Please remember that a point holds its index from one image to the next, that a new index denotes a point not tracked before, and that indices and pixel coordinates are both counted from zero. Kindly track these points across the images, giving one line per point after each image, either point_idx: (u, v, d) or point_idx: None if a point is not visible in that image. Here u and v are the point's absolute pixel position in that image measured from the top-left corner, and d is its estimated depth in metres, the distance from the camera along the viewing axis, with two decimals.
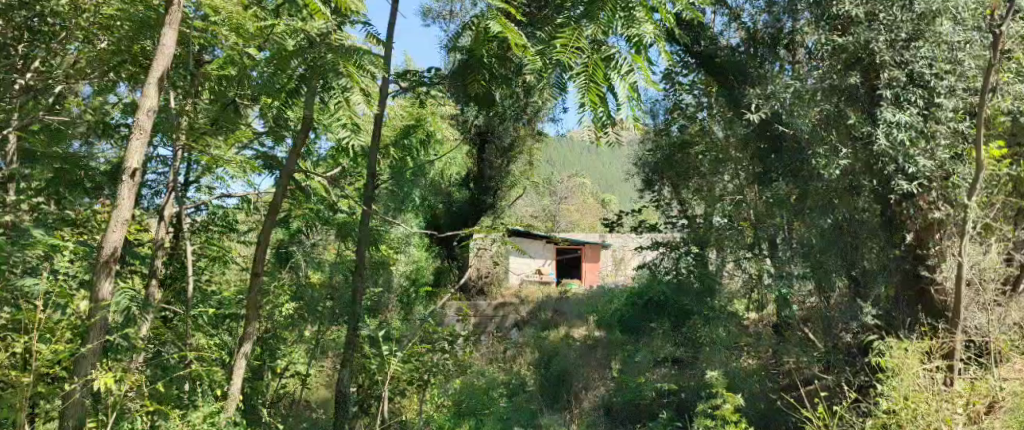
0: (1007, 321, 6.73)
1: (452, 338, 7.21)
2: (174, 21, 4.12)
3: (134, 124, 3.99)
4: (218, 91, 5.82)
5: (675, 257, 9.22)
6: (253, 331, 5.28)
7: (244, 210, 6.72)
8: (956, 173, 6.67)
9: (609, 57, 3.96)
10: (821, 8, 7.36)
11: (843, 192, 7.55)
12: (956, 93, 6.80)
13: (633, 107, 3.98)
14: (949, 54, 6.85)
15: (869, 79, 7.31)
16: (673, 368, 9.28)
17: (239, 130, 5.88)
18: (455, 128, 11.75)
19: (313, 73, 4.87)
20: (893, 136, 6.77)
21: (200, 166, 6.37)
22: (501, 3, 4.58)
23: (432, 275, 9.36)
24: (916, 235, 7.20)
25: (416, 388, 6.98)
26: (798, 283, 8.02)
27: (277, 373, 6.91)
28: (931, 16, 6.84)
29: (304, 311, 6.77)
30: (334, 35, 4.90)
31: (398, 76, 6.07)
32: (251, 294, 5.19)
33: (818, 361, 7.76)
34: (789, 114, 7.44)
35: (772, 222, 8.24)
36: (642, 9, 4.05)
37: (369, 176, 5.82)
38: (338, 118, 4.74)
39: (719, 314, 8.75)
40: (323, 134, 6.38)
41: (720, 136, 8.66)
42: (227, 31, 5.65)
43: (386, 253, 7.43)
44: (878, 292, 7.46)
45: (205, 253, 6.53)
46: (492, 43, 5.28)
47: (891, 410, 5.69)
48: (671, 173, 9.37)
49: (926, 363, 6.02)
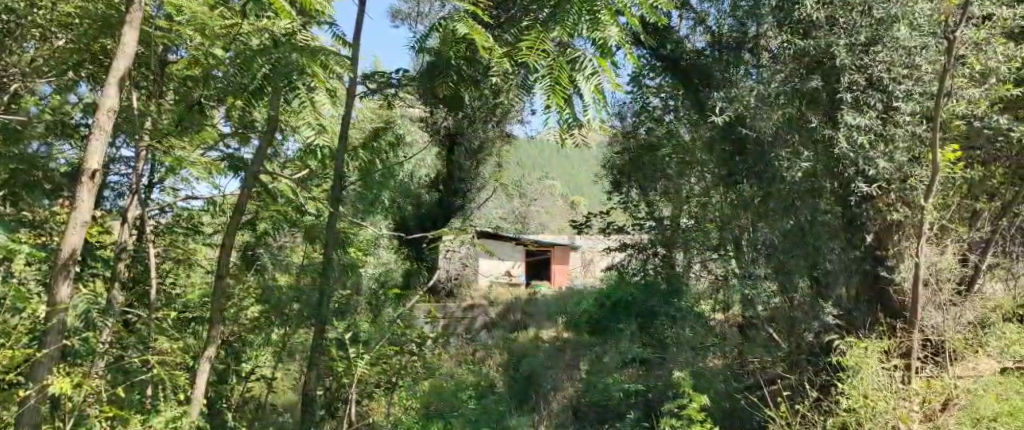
0: (963, 320, 6.90)
1: (422, 341, 7.19)
2: (136, 19, 4.05)
3: (93, 123, 3.92)
4: (181, 93, 5.91)
5: (642, 259, 9.29)
6: (218, 336, 5.36)
7: (210, 212, 6.63)
8: (914, 176, 6.85)
9: (574, 59, 4.00)
10: (785, 12, 7.54)
11: (805, 193, 7.64)
12: (913, 97, 6.90)
13: (598, 109, 4.02)
14: (907, 59, 6.98)
15: (831, 83, 7.37)
16: (641, 369, 8.47)
17: (204, 130, 5.90)
18: (424, 130, 11.80)
19: (277, 74, 4.84)
20: (853, 139, 6.98)
21: (164, 167, 6.22)
22: (467, 5, 4.69)
23: (401, 276, 9.16)
24: (877, 237, 7.56)
25: (385, 391, 7.00)
26: (765, 285, 8.09)
27: (244, 375, 6.92)
28: (890, 21, 7.04)
29: (271, 313, 6.58)
30: (300, 35, 5.05)
31: (365, 77, 5.93)
32: (216, 298, 5.28)
33: (780, 361, 8.01)
34: (752, 116, 7.63)
35: (737, 222, 8.40)
36: (607, 12, 3.99)
37: (336, 180, 5.92)
38: (304, 119, 5.06)
39: (687, 315, 8.57)
40: (290, 134, 6.19)
41: (686, 139, 8.52)
42: (192, 34, 5.32)
43: (355, 255, 7.39)
44: (840, 292, 7.81)
45: (171, 256, 6.52)
46: (461, 45, 5.16)
47: (851, 408, 5.85)
48: (639, 175, 9.16)
49: (883, 363, 6.16)
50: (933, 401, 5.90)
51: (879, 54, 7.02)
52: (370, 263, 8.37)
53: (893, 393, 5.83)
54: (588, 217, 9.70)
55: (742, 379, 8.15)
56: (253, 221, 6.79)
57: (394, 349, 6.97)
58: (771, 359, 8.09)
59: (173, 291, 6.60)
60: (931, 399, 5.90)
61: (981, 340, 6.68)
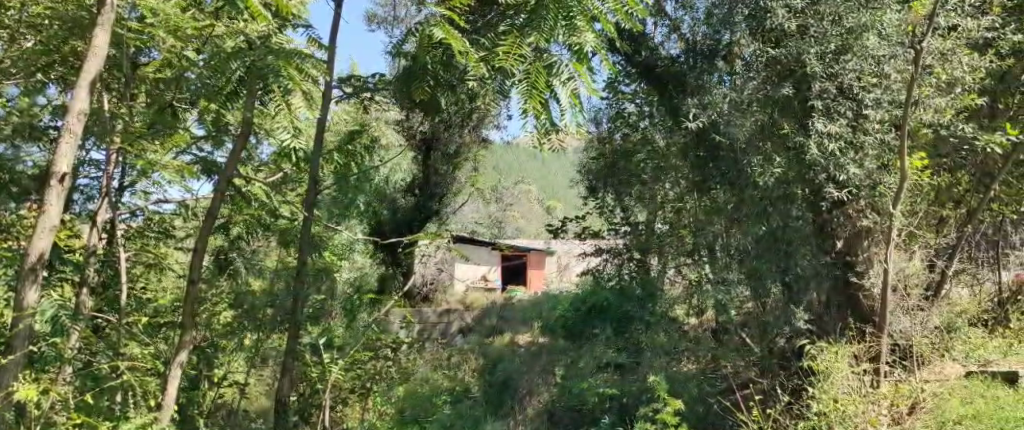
0: (929, 325, 6.92)
1: (396, 345, 7.73)
2: (108, 22, 3.96)
3: (63, 127, 3.84)
4: (155, 95, 5.86)
5: (618, 264, 9.19)
6: (190, 341, 5.13)
7: (182, 216, 6.60)
8: (882, 183, 7.12)
9: (550, 64, 4.01)
10: (757, 21, 7.59)
11: (775, 199, 7.75)
12: (882, 104, 7.13)
13: (575, 115, 4.05)
14: (876, 68, 7.17)
15: (802, 91, 7.51)
16: (615, 373, 8.25)
17: (177, 133, 5.80)
18: (400, 133, 11.74)
19: (251, 75, 4.77)
20: (824, 147, 7.10)
21: (134, 170, 6.09)
22: (444, 10, 4.76)
23: (376, 281, 9.10)
24: (846, 243, 7.85)
25: (359, 397, 7.47)
26: (737, 290, 8.18)
27: (216, 381, 6.85)
28: (859, 31, 7.16)
29: (244, 318, 6.66)
30: (274, 38, 4.83)
31: (341, 81, 5.95)
32: (188, 303, 5.13)
33: (753, 365, 8.18)
34: (726, 123, 7.69)
35: (711, 228, 8.38)
36: (582, 18, 4.00)
37: (313, 183, 5.93)
38: (281, 122, 5.01)
39: (660, 320, 8.49)
40: (265, 138, 6.17)
41: (661, 145, 8.52)
42: (164, 34, 5.27)
43: (329, 259, 7.37)
44: (811, 298, 7.98)
45: (141, 261, 6.54)
46: (437, 51, 5.23)
47: (821, 413, 5.88)
48: (615, 180, 9.10)
49: (852, 367, 6.24)
50: (901, 404, 5.95)
51: (849, 63, 7.19)
52: (346, 267, 8.31)
53: (862, 396, 5.95)
54: (563, 222, 9.78)
55: (715, 383, 8.21)
56: (227, 225, 6.68)
57: (369, 354, 7.47)
58: (745, 363, 8.22)
59: (143, 296, 6.58)
60: (899, 402, 5.96)
61: (947, 344, 6.87)
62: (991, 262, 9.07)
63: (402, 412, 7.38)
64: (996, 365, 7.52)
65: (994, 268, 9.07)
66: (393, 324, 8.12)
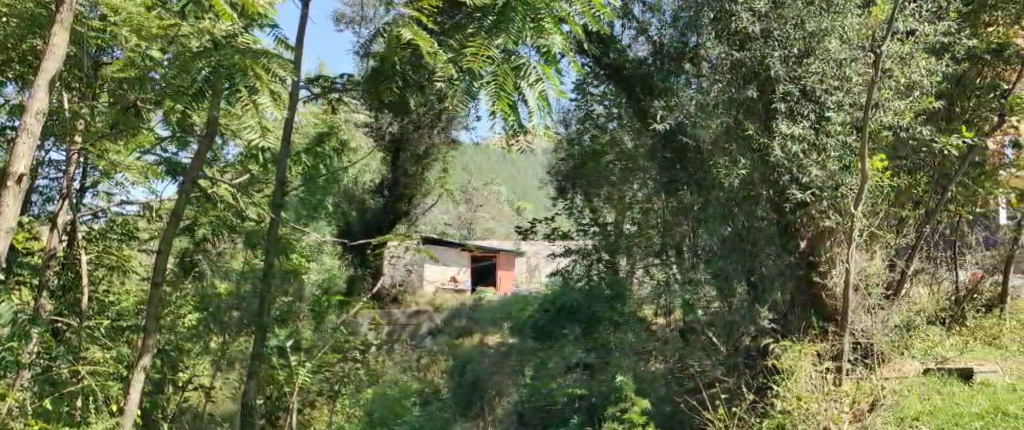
0: (889, 323, 7.07)
1: (365, 347, 7.69)
2: (67, 21, 3.78)
3: (21, 126, 3.70)
4: (118, 94, 5.67)
5: (587, 264, 9.13)
6: (153, 344, 4.96)
7: (146, 218, 6.55)
8: (844, 184, 7.14)
9: (519, 67, 4.01)
10: (723, 23, 7.74)
11: (742, 200, 7.90)
12: (843, 107, 7.19)
13: (542, 117, 4.04)
14: (836, 72, 7.23)
15: (766, 94, 7.55)
16: (585, 373, 8.29)
17: (141, 135, 5.71)
18: (369, 135, 11.69)
19: (217, 77, 4.56)
20: (788, 149, 7.17)
21: (97, 171, 6.17)
22: (412, 12, 4.77)
23: (344, 283, 9.07)
24: (810, 243, 7.80)
25: (327, 399, 7.22)
26: (703, 289, 8.41)
27: (181, 384, 6.77)
28: (821, 35, 7.24)
29: (210, 321, 6.57)
30: (240, 38, 4.66)
31: (310, 81, 5.86)
32: (151, 306, 4.92)
33: (720, 364, 8.14)
34: (692, 124, 7.75)
35: (679, 229, 8.57)
36: (550, 20, 4.05)
37: (278, 184, 5.84)
38: (248, 122, 4.87)
39: (628, 320, 8.57)
40: (231, 139, 6.13)
41: (629, 146, 8.66)
42: (127, 33, 5.29)
43: (296, 261, 7.30)
44: (776, 298, 8.03)
45: (104, 263, 6.40)
46: (404, 52, 5.24)
47: (785, 410, 6.06)
48: (584, 182, 9.21)
49: (816, 365, 6.34)
50: (861, 402, 6.04)
51: (812, 66, 7.24)
52: (314, 269, 8.27)
53: (826, 394, 6.01)
54: (533, 224, 9.79)
55: (682, 383, 8.20)
56: (192, 226, 6.76)
57: (337, 356, 7.35)
58: (710, 363, 8.20)
59: (106, 299, 6.44)
60: (860, 399, 6.05)
61: (905, 341, 7.10)
62: (949, 262, 9.26)
63: (370, 414, 7.48)
64: (954, 363, 7.81)
65: (953, 267, 9.24)
66: (361, 325, 8.06)
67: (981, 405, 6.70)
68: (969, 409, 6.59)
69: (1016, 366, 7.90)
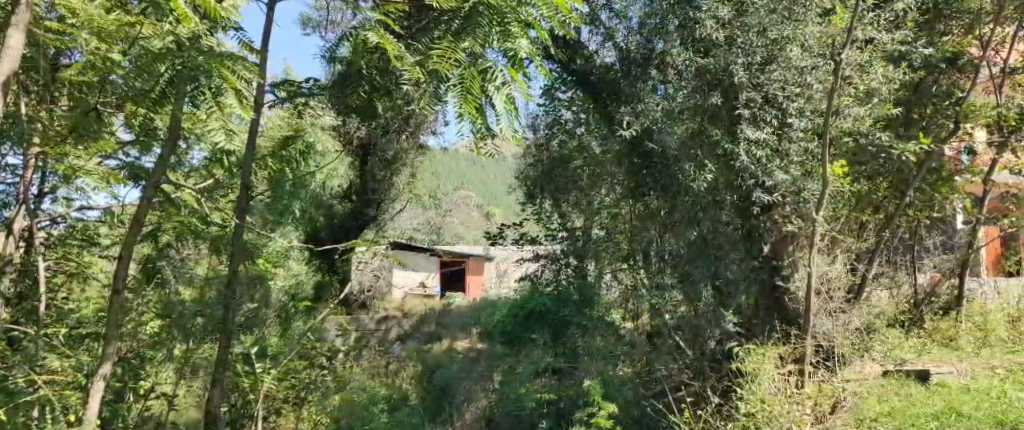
0: (850, 326, 7.28)
1: (331, 354, 7.66)
2: (22, 22, 3.73)
3: None
4: (78, 98, 5.66)
5: (555, 269, 9.23)
6: (114, 353, 4.71)
7: (107, 224, 6.36)
8: (806, 189, 7.39)
9: (485, 70, 3.99)
10: (687, 31, 7.78)
11: (708, 205, 7.84)
12: (804, 114, 7.43)
13: (510, 120, 4.02)
14: (799, 78, 7.42)
15: (730, 100, 7.58)
16: (553, 378, 8.57)
17: (103, 138, 5.59)
18: (336, 140, 11.62)
19: (181, 79, 4.49)
20: (753, 154, 7.41)
21: (56, 176, 6.03)
22: (379, 16, 4.72)
23: (311, 289, 8.99)
24: (773, 248, 8.00)
25: (292, 406, 7.31)
26: (671, 294, 8.27)
27: (141, 393, 6.69)
28: (783, 42, 7.45)
29: (173, 327, 6.46)
30: (205, 41, 4.53)
31: (275, 85, 5.70)
32: (112, 312, 4.66)
33: (687, 368, 8.08)
34: (657, 130, 7.81)
35: (645, 233, 8.49)
36: (517, 24, 4.03)
37: (243, 189, 5.82)
38: (213, 125, 4.63)
39: (598, 323, 8.77)
40: (196, 143, 6.02)
41: (597, 152, 8.60)
42: (88, 36, 5.18)
43: (262, 267, 7.23)
44: (740, 301, 8.07)
45: (62, 269, 6.38)
46: (372, 54, 5.22)
47: (750, 413, 6.12)
48: (553, 186, 9.10)
49: (777, 368, 6.47)
50: (823, 404, 6.15)
51: (774, 73, 7.41)
52: (280, 276, 8.20)
53: (788, 397, 6.06)
54: (501, 228, 9.73)
55: (650, 386, 8.15)
56: (155, 232, 6.40)
57: (303, 363, 7.32)
58: (677, 366, 8.12)
59: (65, 307, 6.30)
60: (821, 402, 6.14)
61: (866, 344, 7.23)
62: (909, 265, 9.74)
63: (338, 421, 7.44)
64: (912, 365, 7.96)
65: (911, 271, 9.69)
66: (329, 331, 7.99)
67: (937, 405, 6.79)
68: (925, 409, 6.66)
69: (971, 367, 8.02)
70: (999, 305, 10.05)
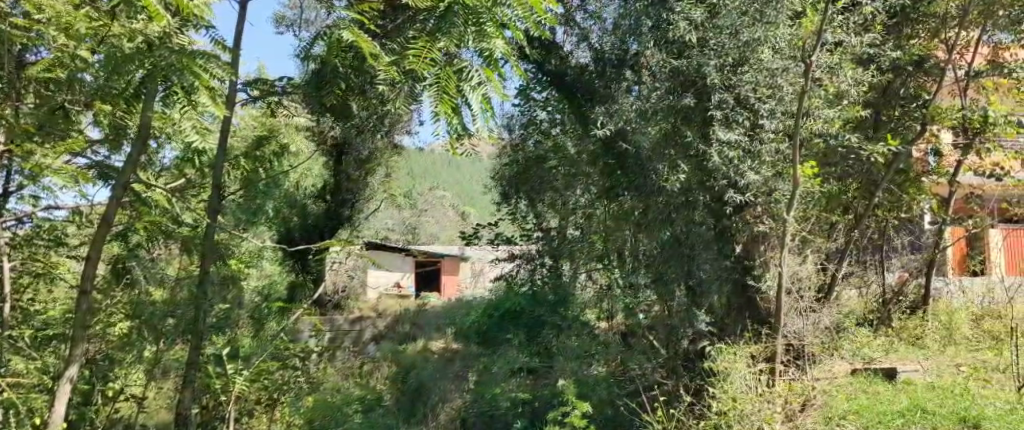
0: (820, 325, 7.38)
1: (304, 354, 7.62)
2: None
3: None
4: (44, 95, 5.49)
5: (530, 269, 9.58)
6: (81, 354, 4.61)
7: (75, 224, 6.21)
8: (777, 189, 7.49)
9: (461, 69, 3.94)
10: (661, 32, 7.74)
11: (681, 208, 7.87)
12: (776, 115, 7.49)
13: (486, 119, 3.99)
14: (769, 80, 7.48)
15: (703, 102, 7.62)
16: (528, 377, 8.45)
17: (72, 136, 5.53)
18: (311, 139, 11.57)
19: (152, 78, 4.33)
20: (725, 154, 7.39)
21: (22, 175, 5.99)
22: (354, 14, 4.66)
23: (285, 290, 8.96)
24: (744, 248, 7.98)
25: (265, 407, 7.37)
26: (645, 294, 8.43)
27: (110, 395, 6.81)
28: (754, 44, 7.42)
29: (142, 329, 6.38)
30: (176, 39, 4.45)
31: (248, 84, 5.80)
32: (79, 314, 4.57)
33: (660, 367, 8.05)
34: (631, 130, 7.93)
35: (620, 234, 8.57)
36: (492, 24, 3.97)
37: (216, 188, 5.89)
38: (186, 122, 4.68)
39: (573, 324, 8.79)
40: (167, 142, 6.05)
41: (572, 152, 8.79)
42: (55, 33, 5.02)
43: (235, 267, 7.18)
44: (713, 301, 8.00)
45: (29, 269, 6.24)
46: (347, 54, 5.16)
47: (721, 412, 6.17)
48: (527, 187, 9.46)
49: (749, 367, 6.53)
50: (792, 402, 6.18)
51: (746, 75, 7.47)
52: (253, 276, 8.17)
53: (759, 396, 6.11)
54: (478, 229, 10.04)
55: (624, 386, 8.10)
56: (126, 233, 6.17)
57: (275, 363, 7.20)
58: (648, 366, 8.10)
59: (31, 308, 6.34)
60: (792, 400, 6.19)
61: (836, 343, 7.46)
62: (877, 265, 9.93)
63: (310, 420, 7.19)
64: (880, 363, 8.10)
65: (880, 271, 9.90)
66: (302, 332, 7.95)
67: (904, 401, 6.87)
68: (892, 406, 6.74)
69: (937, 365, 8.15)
70: (964, 304, 10.24)
